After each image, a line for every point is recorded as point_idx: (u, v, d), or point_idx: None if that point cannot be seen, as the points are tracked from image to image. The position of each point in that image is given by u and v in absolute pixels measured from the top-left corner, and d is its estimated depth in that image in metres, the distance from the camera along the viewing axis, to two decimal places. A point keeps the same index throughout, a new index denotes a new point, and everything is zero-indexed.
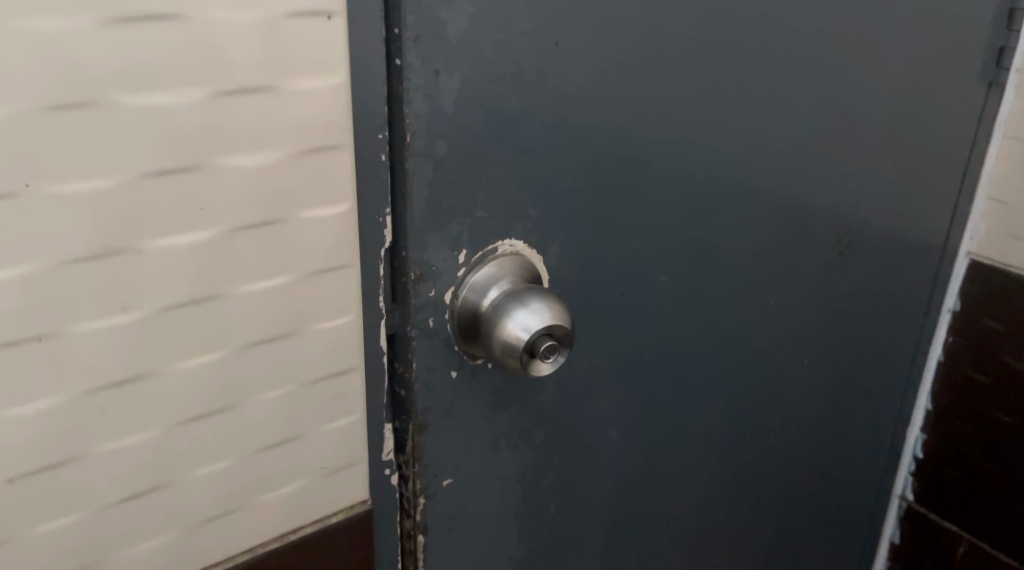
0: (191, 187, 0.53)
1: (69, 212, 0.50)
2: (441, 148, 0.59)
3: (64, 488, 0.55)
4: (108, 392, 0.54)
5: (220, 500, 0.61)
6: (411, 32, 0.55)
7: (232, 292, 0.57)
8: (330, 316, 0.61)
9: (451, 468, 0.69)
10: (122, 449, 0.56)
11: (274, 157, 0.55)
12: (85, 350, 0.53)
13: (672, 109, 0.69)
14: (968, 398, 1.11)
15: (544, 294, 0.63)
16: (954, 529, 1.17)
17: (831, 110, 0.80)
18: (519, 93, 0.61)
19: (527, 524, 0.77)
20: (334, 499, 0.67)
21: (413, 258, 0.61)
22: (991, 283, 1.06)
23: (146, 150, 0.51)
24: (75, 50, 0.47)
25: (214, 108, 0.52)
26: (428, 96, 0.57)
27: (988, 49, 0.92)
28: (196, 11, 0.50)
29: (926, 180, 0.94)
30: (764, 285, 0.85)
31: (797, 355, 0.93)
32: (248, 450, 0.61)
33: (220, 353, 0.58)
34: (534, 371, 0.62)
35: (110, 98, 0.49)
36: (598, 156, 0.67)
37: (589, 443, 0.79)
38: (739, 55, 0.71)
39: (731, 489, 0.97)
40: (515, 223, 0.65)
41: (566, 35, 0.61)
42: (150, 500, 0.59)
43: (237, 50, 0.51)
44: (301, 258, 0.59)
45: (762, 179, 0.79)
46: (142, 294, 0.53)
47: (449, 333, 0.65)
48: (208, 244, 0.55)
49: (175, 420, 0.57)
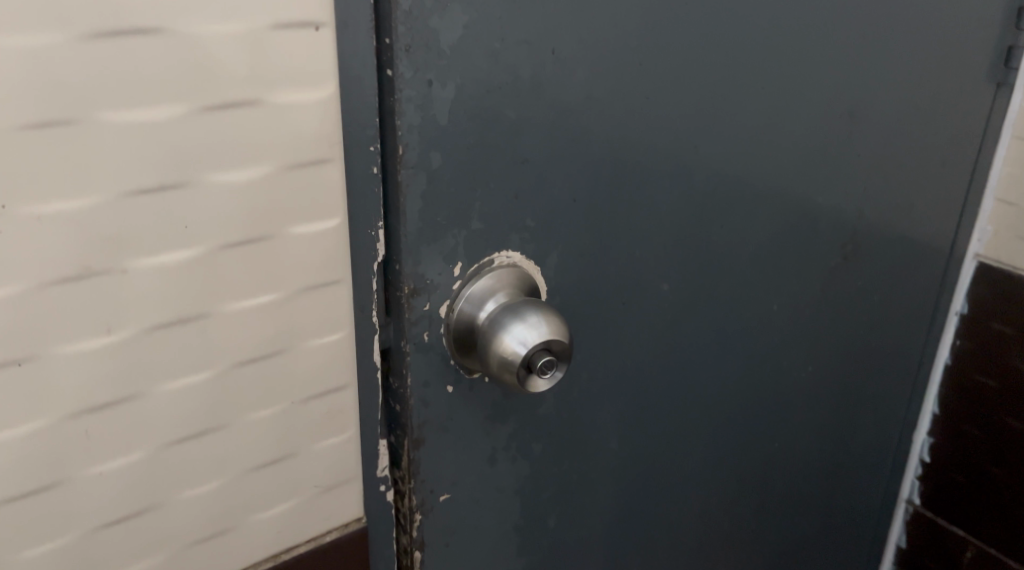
0: (175, 205, 0.51)
1: (50, 232, 0.49)
2: (435, 160, 0.58)
3: (50, 514, 0.54)
4: (92, 416, 0.53)
5: (210, 521, 0.60)
6: (403, 42, 0.54)
7: (222, 310, 0.55)
8: (322, 333, 0.60)
9: (449, 483, 0.68)
10: (109, 472, 0.55)
11: (261, 172, 0.54)
12: (69, 372, 0.52)
13: (673, 114, 0.68)
14: (976, 402, 1.09)
15: (542, 307, 0.61)
16: (961, 534, 1.15)
17: (836, 113, 0.79)
18: (515, 102, 0.59)
19: (526, 536, 0.76)
20: (329, 517, 0.66)
21: (407, 272, 0.60)
22: (999, 286, 1.04)
23: (129, 168, 0.49)
24: (53, 66, 0.46)
25: (199, 123, 0.51)
26: (421, 107, 0.56)
27: (997, 48, 0.89)
28: (179, 23, 0.48)
29: (933, 181, 0.92)
30: (768, 292, 0.84)
31: (802, 360, 0.92)
32: (237, 470, 0.60)
33: (207, 373, 0.56)
34: (531, 387, 0.60)
35: (90, 115, 0.48)
36: (597, 164, 0.65)
37: (589, 454, 0.77)
38: (741, 58, 0.70)
39: (735, 497, 0.95)
40: (512, 233, 0.63)
41: (564, 43, 0.60)
42: (139, 522, 0.57)
43: (224, 64, 0.50)
44: (291, 274, 0.57)
45: (765, 183, 0.77)
46: (127, 314, 0.52)
47: (445, 347, 0.63)
48: (193, 263, 0.53)
49: (164, 441, 0.56)
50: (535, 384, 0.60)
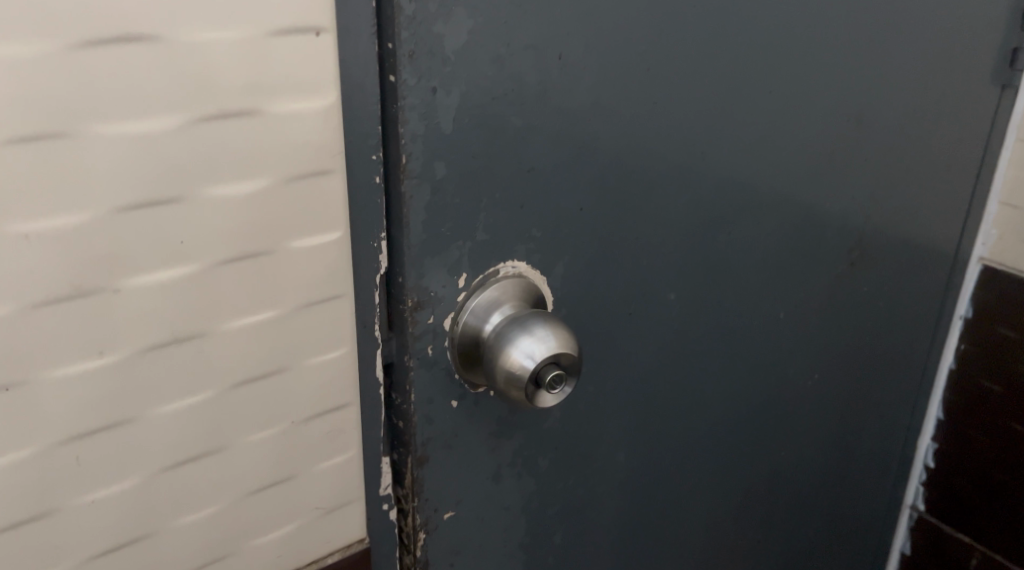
0: (170, 221, 0.49)
1: (38, 252, 0.46)
2: (439, 170, 0.56)
3: (39, 546, 0.52)
4: (84, 441, 0.51)
5: (207, 547, 0.58)
6: (406, 48, 0.52)
7: (218, 329, 0.53)
8: (322, 350, 0.58)
9: (453, 501, 0.66)
10: (101, 500, 0.53)
11: (260, 185, 0.52)
12: (60, 397, 0.49)
13: (679, 119, 0.66)
14: (980, 407, 1.08)
15: (549, 319, 0.59)
16: (966, 540, 1.14)
17: (842, 118, 0.77)
18: (521, 109, 0.57)
19: (531, 553, 0.74)
20: (331, 538, 0.64)
21: (410, 285, 0.58)
22: (1004, 290, 1.03)
23: (122, 185, 0.47)
24: (41, 78, 0.44)
25: (195, 135, 0.49)
26: (425, 116, 0.54)
27: (1002, 50, 0.88)
28: (173, 30, 0.46)
29: (939, 185, 0.91)
30: (774, 299, 0.82)
31: (808, 368, 0.90)
32: (236, 493, 0.58)
33: (204, 395, 0.54)
34: (539, 403, 0.58)
35: (81, 130, 0.45)
36: (603, 172, 0.63)
37: (595, 468, 0.75)
38: (747, 62, 0.68)
39: (742, 507, 0.93)
40: (518, 243, 0.61)
41: (571, 48, 0.58)
42: (134, 551, 0.55)
43: (222, 73, 0.48)
44: (291, 290, 0.55)
45: (772, 189, 0.75)
46: (119, 335, 0.50)
47: (449, 361, 0.61)
48: (190, 281, 0.51)
49: (159, 466, 0.54)
50: (544, 399, 0.58)
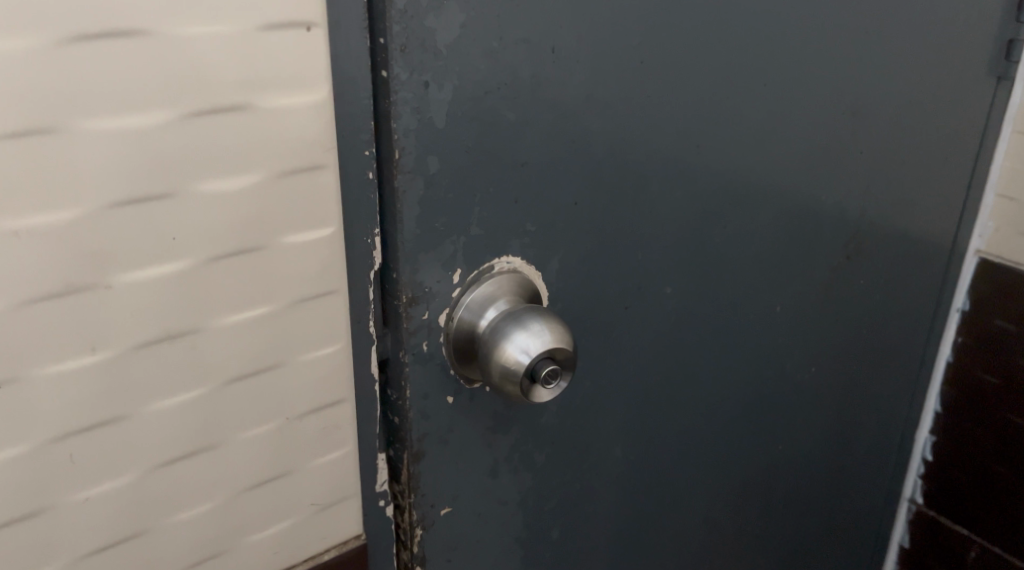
0: (162, 217, 0.49)
1: (29, 247, 0.46)
2: (432, 164, 0.56)
3: (33, 543, 0.52)
4: (76, 439, 0.51)
5: (202, 544, 0.58)
6: (398, 42, 0.52)
7: (211, 326, 0.53)
8: (317, 346, 0.58)
9: (449, 497, 0.66)
10: (96, 497, 0.53)
11: (252, 181, 0.51)
12: (53, 393, 0.49)
13: (674, 112, 0.66)
14: (979, 400, 1.08)
15: (545, 314, 0.59)
16: (964, 532, 1.14)
17: (837, 111, 0.77)
18: (515, 104, 0.57)
19: (529, 548, 0.74)
20: (328, 535, 0.64)
21: (404, 280, 0.58)
22: (1000, 282, 1.03)
23: (113, 180, 0.47)
24: (29, 72, 0.43)
25: (186, 131, 0.48)
26: (418, 110, 0.54)
27: (998, 41, 0.88)
28: (163, 24, 0.46)
29: (935, 177, 0.91)
30: (771, 292, 0.82)
31: (805, 361, 0.90)
32: (231, 490, 0.58)
33: (197, 392, 0.54)
34: (534, 398, 0.58)
35: (71, 125, 0.45)
36: (597, 166, 0.63)
37: (592, 463, 0.75)
38: (742, 55, 0.68)
39: (741, 500, 0.93)
40: (513, 238, 0.61)
41: (564, 42, 0.58)
42: (129, 548, 0.55)
43: (213, 68, 0.48)
44: (285, 286, 0.55)
45: (768, 182, 0.75)
46: (112, 332, 0.50)
47: (445, 356, 0.61)
48: (182, 276, 0.51)
49: (154, 463, 0.54)
50: (539, 394, 0.58)
